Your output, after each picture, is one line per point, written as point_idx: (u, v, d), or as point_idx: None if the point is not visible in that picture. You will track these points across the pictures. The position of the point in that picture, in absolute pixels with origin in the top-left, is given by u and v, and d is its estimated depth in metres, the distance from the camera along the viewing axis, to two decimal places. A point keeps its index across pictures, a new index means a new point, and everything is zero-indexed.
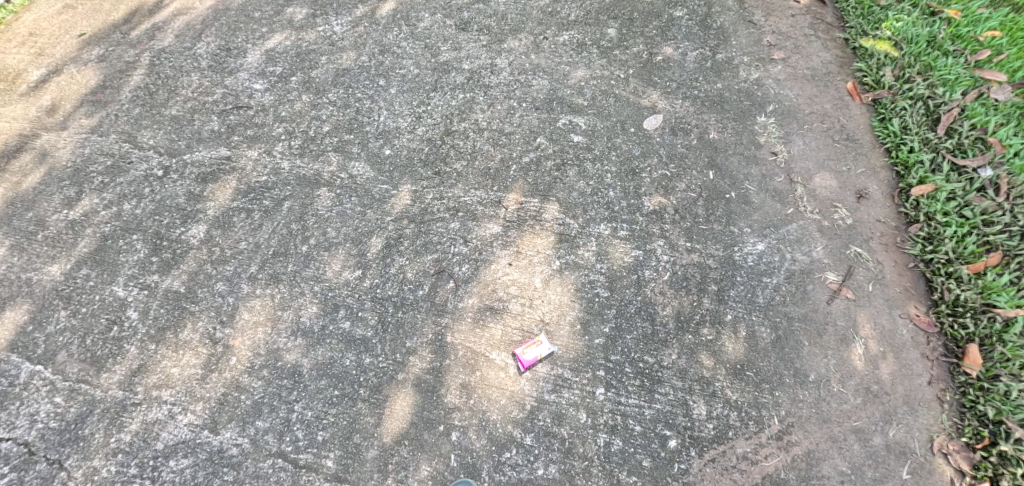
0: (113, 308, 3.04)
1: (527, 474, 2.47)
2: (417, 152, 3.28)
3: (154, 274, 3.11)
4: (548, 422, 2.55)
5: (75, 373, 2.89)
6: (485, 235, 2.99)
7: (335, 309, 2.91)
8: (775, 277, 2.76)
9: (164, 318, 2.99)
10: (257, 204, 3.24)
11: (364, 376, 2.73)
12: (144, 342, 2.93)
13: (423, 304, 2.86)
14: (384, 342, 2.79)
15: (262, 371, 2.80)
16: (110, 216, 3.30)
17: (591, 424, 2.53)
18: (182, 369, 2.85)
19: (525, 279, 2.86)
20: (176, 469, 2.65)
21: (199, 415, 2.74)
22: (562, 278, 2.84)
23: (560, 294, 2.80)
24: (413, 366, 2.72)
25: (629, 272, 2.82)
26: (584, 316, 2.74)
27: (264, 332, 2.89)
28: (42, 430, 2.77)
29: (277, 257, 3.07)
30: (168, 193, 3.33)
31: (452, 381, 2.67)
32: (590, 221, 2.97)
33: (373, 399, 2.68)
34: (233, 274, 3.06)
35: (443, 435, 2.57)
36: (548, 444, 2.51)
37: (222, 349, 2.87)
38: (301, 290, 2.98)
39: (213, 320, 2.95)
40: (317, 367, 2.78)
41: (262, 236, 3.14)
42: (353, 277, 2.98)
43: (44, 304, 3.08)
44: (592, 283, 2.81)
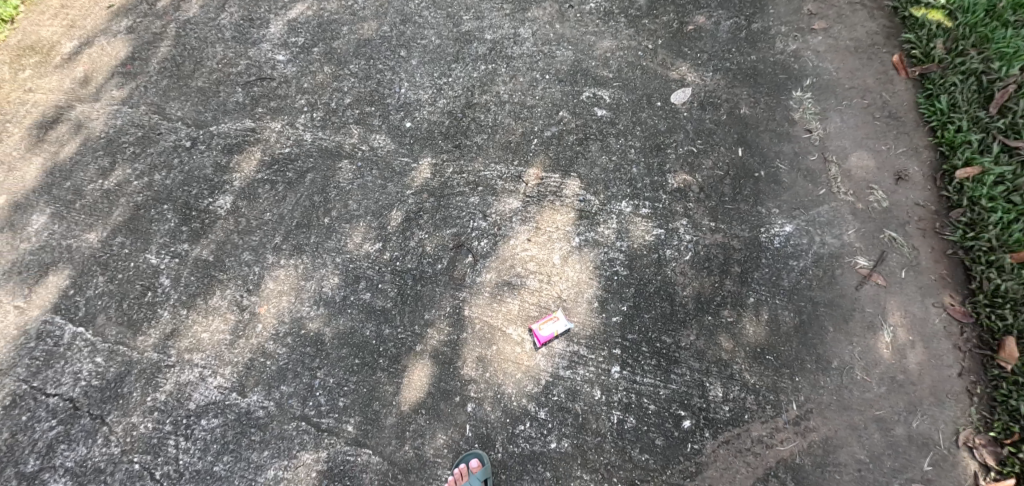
0: (147, 275, 3.18)
1: (539, 447, 2.48)
2: (438, 125, 3.26)
3: (183, 243, 3.23)
4: (563, 399, 2.54)
5: (113, 335, 3.07)
6: (504, 210, 2.96)
7: (356, 281, 2.99)
8: (803, 260, 2.67)
9: (194, 285, 3.13)
10: (281, 176, 3.30)
11: (384, 346, 2.79)
12: (176, 307, 3.09)
13: (442, 277, 2.86)
14: (404, 313, 2.82)
15: (287, 339, 2.94)
16: (143, 186, 3.41)
17: (604, 402, 2.51)
18: (211, 335, 3.00)
19: (542, 255, 2.83)
20: (208, 428, 2.81)
21: (228, 378, 2.90)
22: (581, 256, 2.79)
23: (578, 271, 2.77)
24: (430, 337, 2.74)
25: (650, 251, 2.76)
26: (602, 294, 2.70)
27: (288, 300, 3.01)
28: (86, 387, 2.97)
29: (301, 229, 3.16)
30: (196, 164, 3.42)
31: (469, 354, 2.68)
32: (611, 197, 2.91)
33: (392, 369, 2.73)
34: (259, 245, 3.16)
35: (458, 406, 2.60)
36: (562, 419, 2.51)
37: (249, 316, 3.01)
38: (324, 261, 3.07)
39: (240, 288, 3.08)
40: (338, 337, 2.88)
41: (286, 207, 3.22)
42: (373, 250, 3.04)
43: (84, 269, 3.24)
44: (611, 262, 2.76)
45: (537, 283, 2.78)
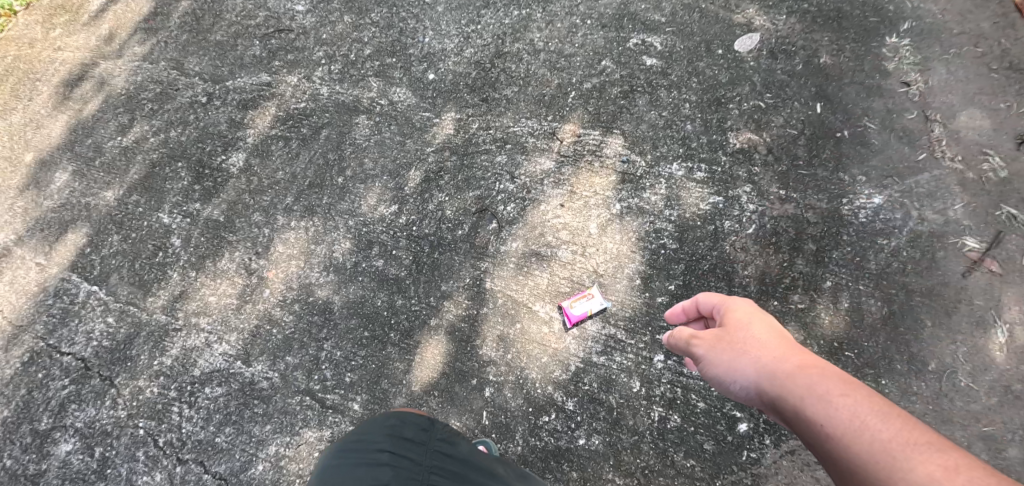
0: (159, 235, 3.05)
1: (566, 443, 2.18)
2: (464, 77, 2.89)
3: (196, 203, 3.07)
4: (596, 389, 2.22)
5: (125, 295, 2.97)
6: (536, 172, 2.57)
7: (368, 246, 2.73)
8: (894, 239, 2.20)
9: (204, 247, 2.98)
10: (295, 132, 3.05)
11: (396, 319, 2.51)
12: (186, 269, 2.96)
13: (463, 245, 2.52)
14: (418, 283, 2.52)
15: (295, 306, 2.76)
16: (158, 143, 3.24)
17: (645, 396, 2.18)
18: (219, 298, 2.88)
19: (578, 224, 2.46)
20: (211, 397, 2.71)
21: (233, 345, 2.78)
22: (623, 226, 2.42)
23: (619, 243, 2.39)
24: (447, 311, 2.43)
25: (706, 223, 2.35)
26: (646, 271, 2.34)
27: (298, 266, 2.82)
28: (97, 348, 2.91)
29: (313, 188, 2.92)
30: (211, 121, 3.20)
31: (490, 332, 2.36)
32: (660, 159, 2.47)
33: (404, 344, 2.45)
34: (270, 206, 2.97)
35: (475, 391, 2.30)
36: (594, 412, 2.19)
37: (257, 281, 2.86)
38: (336, 224, 2.82)
39: (250, 251, 2.92)
40: (347, 306, 2.66)
41: (299, 166, 2.99)
42: (388, 213, 2.76)
43: (100, 229, 3.13)
44: (659, 235, 2.38)
45: (570, 255, 2.42)
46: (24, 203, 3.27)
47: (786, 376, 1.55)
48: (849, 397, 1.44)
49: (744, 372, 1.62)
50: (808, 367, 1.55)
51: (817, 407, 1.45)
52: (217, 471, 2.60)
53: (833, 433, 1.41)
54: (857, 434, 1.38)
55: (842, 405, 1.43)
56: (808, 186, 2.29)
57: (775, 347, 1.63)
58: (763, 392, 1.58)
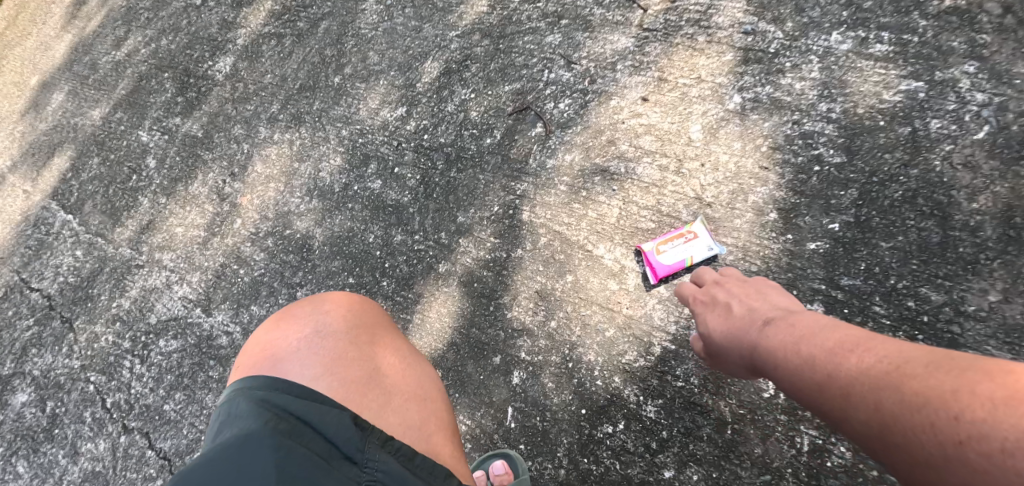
0: (136, 154, 2.45)
1: (641, 472, 1.34)
2: None
3: (176, 117, 2.44)
4: (694, 389, 1.34)
5: (95, 225, 2.39)
6: (605, 53, 1.65)
7: (363, 163, 1.96)
8: None
9: (178, 168, 2.34)
10: (290, 26, 2.31)
11: (391, 263, 1.75)
12: (156, 196, 2.33)
13: (492, 159, 1.71)
14: (426, 213, 1.75)
15: (268, 240, 2.05)
16: (149, 54, 2.65)
17: (785, 408, 1.27)
18: (186, 230, 2.22)
19: (671, 125, 1.51)
20: (165, 352, 2.05)
21: (195, 287, 2.11)
22: (743, 132, 1.42)
23: (740, 151, 1.42)
24: (463, 255, 1.65)
25: (894, 126, 1.31)
26: (783, 202, 1.35)
27: (276, 189, 2.11)
28: (62, 284, 2.33)
29: (304, 92, 2.18)
30: (204, 24, 2.56)
31: (523, 287, 1.55)
32: (811, 26, 1.43)
33: (400, 298, 1.70)
34: (253, 115, 2.26)
35: (498, 374, 1.52)
36: (689, 427, 1.33)
37: (228, 209, 2.18)
38: (326, 135, 2.08)
39: (224, 172, 2.24)
40: (330, 243, 1.92)
41: (290, 66, 2.25)
42: (392, 118, 1.97)
43: (83, 151, 2.58)
44: (808, 143, 1.36)
45: (657, 172, 1.49)
46: (21, 128, 2.83)
47: (778, 362, 1.02)
48: (851, 365, 0.91)
49: (728, 353, 1.16)
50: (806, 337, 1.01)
51: (818, 372, 0.94)
52: (161, 449, 1.93)
53: (827, 385, 0.92)
54: (887, 412, 0.84)
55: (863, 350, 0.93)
56: None
57: (753, 329, 1.11)
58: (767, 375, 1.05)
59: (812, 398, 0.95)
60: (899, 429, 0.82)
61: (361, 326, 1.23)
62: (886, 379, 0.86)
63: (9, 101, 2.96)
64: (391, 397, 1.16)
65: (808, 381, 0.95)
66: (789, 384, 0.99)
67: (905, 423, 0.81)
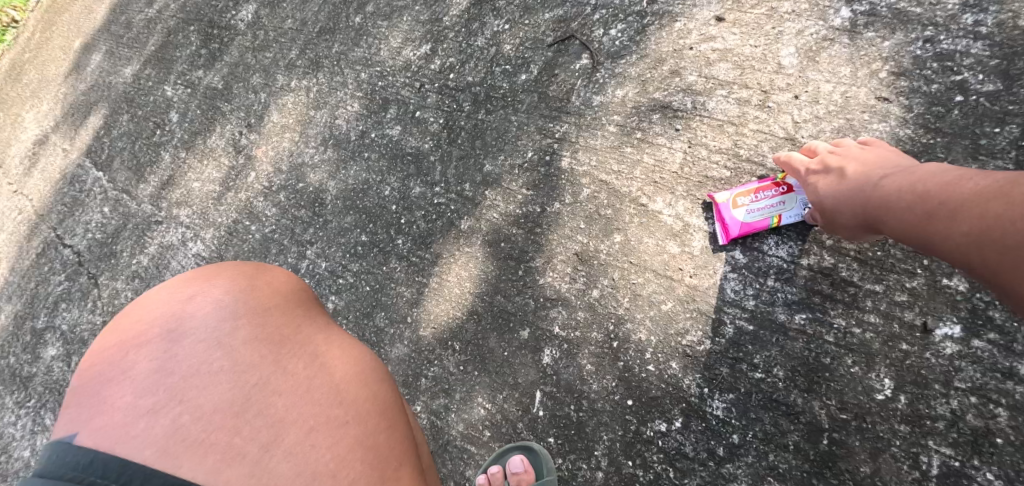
0: (161, 109, 2.25)
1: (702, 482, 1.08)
2: None
3: (199, 70, 2.22)
4: (779, 384, 1.07)
5: (122, 182, 2.21)
6: None
7: (383, 108, 1.72)
8: None
9: (198, 121, 2.14)
10: None
11: (408, 219, 1.51)
12: (177, 150, 2.14)
13: (528, 98, 1.44)
14: (449, 162, 1.50)
15: (280, 195, 1.84)
16: (178, 8, 2.41)
17: (906, 417, 1.01)
18: (203, 185, 2.02)
19: (754, 49, 1.20)
20: None
21: (209, 245, 1.92)
22: (851, 53, 1.12)
23: (849, 78, 1.11)
24: (489, 209, 1.40)
25: None
26: (910, 142, 1.05)
27: (291, 139, 1.89)
28: (89, 241, 2.17)
29: (324, 34, 1.94)
30: None
31: (560, 249, 1.29)
32: None
33: (415, 259, 1.46)
34: (273, 63, 2.04)
35: (526, 352, 1.26)
36: (765, 429, 1.07)
37: (243, 162, 1.97)
38: (344, 79, 1.84)
39: (241, 123, 2.03)
40: (344, 197, 1.69)
41: (311, 8, 2.01)
42: (415, 56, 1.71)
43: (115, 109, 2.39)
44: (947, 66, 1.05)
45: (736, 106, 1.19)
46: (63, 91, 2.61)
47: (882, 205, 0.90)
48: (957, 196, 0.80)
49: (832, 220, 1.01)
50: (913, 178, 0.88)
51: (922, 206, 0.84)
52: None
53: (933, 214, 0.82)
54: (998, 231, 0.73)
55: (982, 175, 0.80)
56: None
57: (849, 175, 0.98)
58: (874, 225, 0.93)
59: (921, 240, 0.84)
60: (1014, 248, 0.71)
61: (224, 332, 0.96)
62: (1001, 196, 0.74)
63: (55, 64, 2.71)
64: (266, 395, 0.91)
65: (917, 218, 0.84)
66: (897, 229, 0.88)
67: (1020, 240, 0.70)
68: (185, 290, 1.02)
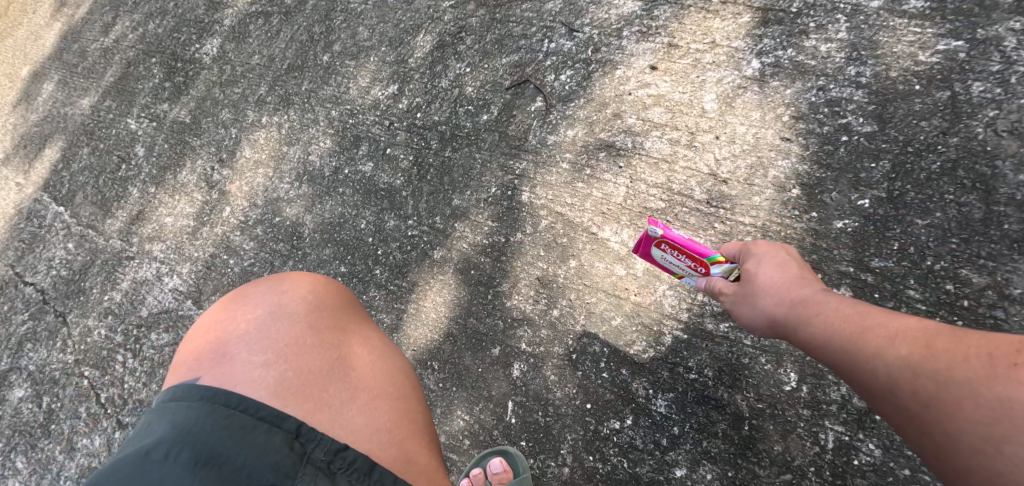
0: (125, 143, 2.35)
1: (649, 470, 1.25)
2: None
3: (164, 103, 2.33)
4: (708, 383, 1.25)
5: (87, 217, 2.30)
6: (610, 18, 1.52)
7: (354, 145, 1.85)
8: None
9: (166, 156, 2.24)
10: (278, 4, 2.21)
11: (384, 249, 1.65)
12: (146, 186, 2.24)
13: (489, 138, 1.60)
14: (420, 196, 1.65)
15: (256, 229, 1.96)
16: (137, 39, 2.53)
17: (808, 402, 1.18)
18: (176, 220, 2.13)
19: (682, 95, 1.39)
20: (156, 346, 1.96)
21: (185, 279, 2.02)
22: (762, 98, 1.31)
23: (759, 121, 1.30)
24: (459, 240, 1.55)
25: (931, 87, 1.19)
26: (808, 175, 1.24)
27: (265, 174, 2.01)
28: (55, 278, 2.25)
29: (292, 71, 2.06)
30: (189, 5, 2.46)
31: (523, 274, 1.45)
32: None
33: (393, 287, 1.60)
34: (241, 98, 2.16)
35: (498, 367, 1.42)
36: (702, 422, 1.24)
37: (217, 196, 2.08)
38: (315, 116, 1.97)
39: (212, 158, 2.14)
40: (321, 229, 1.82)
41: (278, 45, 2.14)
42: (384, 96, 1.85)
43: (73, 141, 2.48)
44: (835, 110, 1.24)
45: (669, 146, 1.38)
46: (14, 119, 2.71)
47: (803, 319, 0.90)
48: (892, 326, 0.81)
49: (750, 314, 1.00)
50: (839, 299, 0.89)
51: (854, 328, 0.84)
52: None
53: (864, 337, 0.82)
54: (937, 368, 0.74)
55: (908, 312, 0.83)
56: None
57: (783, 277, 0.98)
58: (790, 331, 0.93)
59: (844, 358, 0.84)
60: (949, 382, 0.73)
61: (325, 310, 1.09)
62: (942, 337, 0.76)
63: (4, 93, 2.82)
64: (348, 367, 1.02)
65: (845, 335, 0.84)
66: (820, 342, 0.87)
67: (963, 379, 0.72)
68: (277, 280, 1.15)
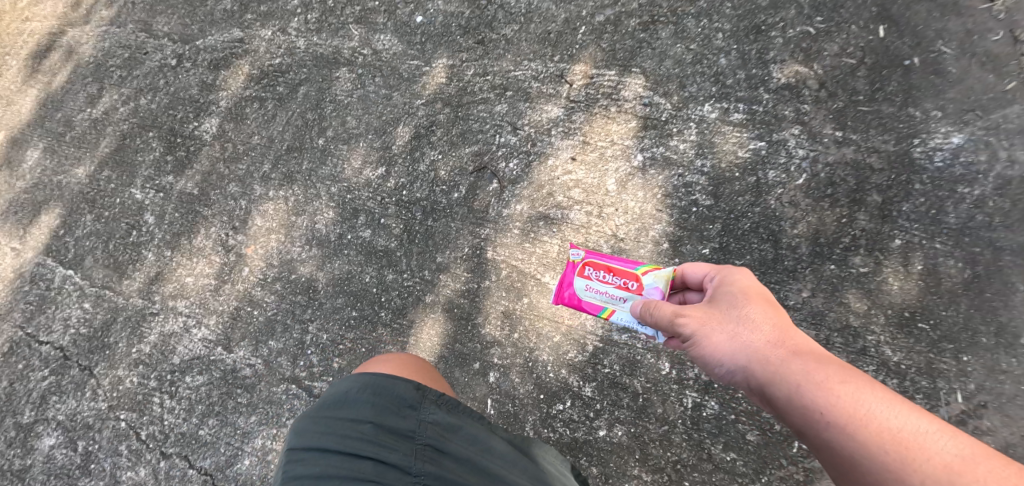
0: (132, 212, 2.74)
1: (585, 434, 1.90)
2: (458, 16, 2.35)
3: (169, 176, 2.72)
4: (617, 373, 1.89)
5: (100, 279, 2.72)
6: (543, 121, 2.14)
7: (354, 216, 2.36)
8: (981, 185, 1.68)
9: (178, 224, 2.66)
10: (270, 91, 2.62)
11: (387, 296, 2.22)
12: (161, 249, 2.66)
13: (460, 210, 2.18)
14: (411, 255, 2.21)
15: (275, 284, 2.45)
16: (129, 113, 2.88)
17: (676, 379, 1.85)
18: (197, 279, 2.58)
19: (594, 179, 2.02)
20: (193, 386, 2.46)
21: (213, 329, 2.50)
22: (646, 181, 1.96)
23: (643, 199, 1.95)
24: (444, 287, 2.13)
25: (745, 174, 1.86)
26: (675, 234, 1.90)
27: (278, 240, 2.48)
28: (75, 336, 2.68)
29: (293, 152, 2.52)
30: (182, 85, 2.80)
31: (492, 310, 2.05)
32: (689, 99, 1.95)
33: (397, 324, 2.18)
34: (247, 174, 2.59)
35: (478, 376, 2.02)
36: (615, 400, 1.89)
37: (235, 258, 2.54)
38: (318, 192, 2.45)
39: (225, 226, 2.58)
40: (334, 283, 2.34)
41: (276, 128, 2.58)
42: (375, 177, 2.37)
43: (73, 208, 2.85)
44: (688, 189, 1.91)
45: (584, 216, 2.01)
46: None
47: (795, 383, 1.30)
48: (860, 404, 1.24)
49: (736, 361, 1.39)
50: (823, 369, 1.30)
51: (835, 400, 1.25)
52: (202, 466, 2.37)
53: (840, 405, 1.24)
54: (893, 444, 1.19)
55: (863, 386, 1.26)
56: (868, 132, 1.77)
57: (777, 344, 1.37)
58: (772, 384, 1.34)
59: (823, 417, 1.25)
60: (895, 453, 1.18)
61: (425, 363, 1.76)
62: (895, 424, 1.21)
63: None
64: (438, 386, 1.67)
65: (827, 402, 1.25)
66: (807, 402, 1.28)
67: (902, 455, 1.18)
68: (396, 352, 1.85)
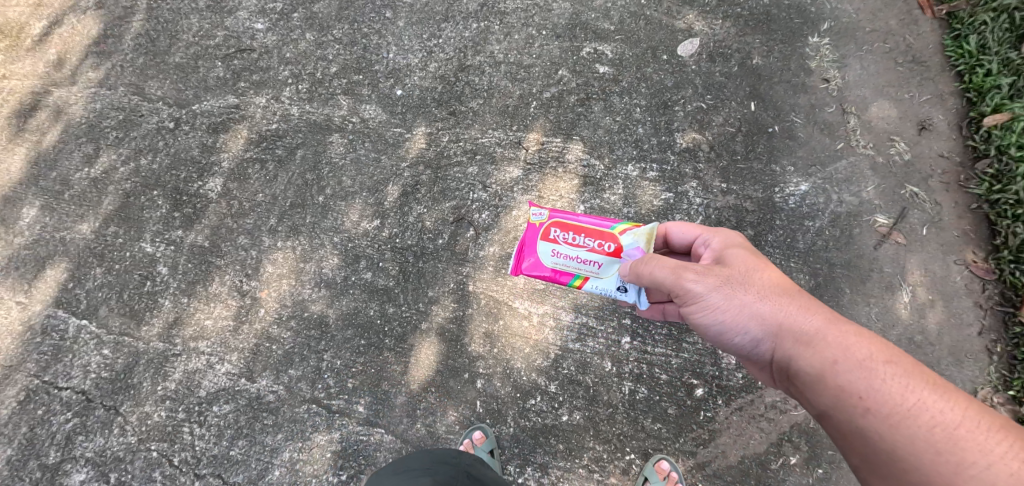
0: (144, 263, 3.00)
1: (552, 420, 2.50)
2: (431, 91, 2.92)
3: (178, 229, 3.02)
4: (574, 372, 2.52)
5: (118, 326, 2.94)
6: (505, 180, 2.74)
7: (355, 261, 2.83)
8: (819, 220, 2.47)
9: (192, 273, 2.96)
10: (270, 154, 3.03)
11: (389, 325, 2.72)
12: (177, 296, 2.94)
13: (444, 253, 2.73)
14: (407, 290, 2.74)
15: (291, 322, 2.84)
16: (130, 172, 3.13)
17: (617, 374, 2.49)
18: (215, 321, 2.89)
19: None
20: (221, 414, 2.77)
21: (236, 364, 2.83)
22: None
23: None
24: (436, 315, 2.68)
25: (660, 217, 2.55)
26: None
27: (289, 283, 2.87)
28: (96, 379, 2.89)
29: (296, 207, 2.94)
30: (182, 146, 3.12)
31: (476, 330, 2.63)
32: (617, 161, 2.64)
33: (399, 348, 2.69)
34: (255, 227, 2.96)
35: (467, 383, 2.59)
36: (573, 392, 2.50)
37: (250, 301, 2.89)
38: (322, 241, 2.89)
39: (240, 273, 2.92)
40: (344, 318, 2.79)
41: (278, 187, 2.98)
42: (372, 227, 2.85)
43: (81, 261, 3.05)
44: None
45: None
46: None
47: (834, 371, 1.81)
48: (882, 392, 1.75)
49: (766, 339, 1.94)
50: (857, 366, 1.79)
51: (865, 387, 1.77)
52: (236, 481, 2.69)
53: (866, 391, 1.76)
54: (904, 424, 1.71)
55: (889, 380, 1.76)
56: (744, 184, 2.53)
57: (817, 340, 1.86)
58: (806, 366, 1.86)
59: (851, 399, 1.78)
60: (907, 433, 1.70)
61: None
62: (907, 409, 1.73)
63: None
64: None
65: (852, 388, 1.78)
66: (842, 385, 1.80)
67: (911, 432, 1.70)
68: None
